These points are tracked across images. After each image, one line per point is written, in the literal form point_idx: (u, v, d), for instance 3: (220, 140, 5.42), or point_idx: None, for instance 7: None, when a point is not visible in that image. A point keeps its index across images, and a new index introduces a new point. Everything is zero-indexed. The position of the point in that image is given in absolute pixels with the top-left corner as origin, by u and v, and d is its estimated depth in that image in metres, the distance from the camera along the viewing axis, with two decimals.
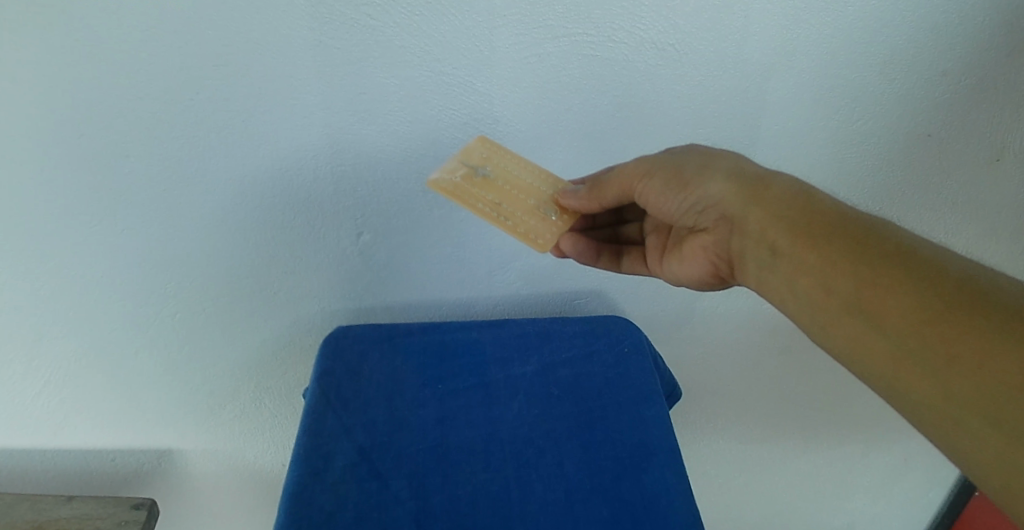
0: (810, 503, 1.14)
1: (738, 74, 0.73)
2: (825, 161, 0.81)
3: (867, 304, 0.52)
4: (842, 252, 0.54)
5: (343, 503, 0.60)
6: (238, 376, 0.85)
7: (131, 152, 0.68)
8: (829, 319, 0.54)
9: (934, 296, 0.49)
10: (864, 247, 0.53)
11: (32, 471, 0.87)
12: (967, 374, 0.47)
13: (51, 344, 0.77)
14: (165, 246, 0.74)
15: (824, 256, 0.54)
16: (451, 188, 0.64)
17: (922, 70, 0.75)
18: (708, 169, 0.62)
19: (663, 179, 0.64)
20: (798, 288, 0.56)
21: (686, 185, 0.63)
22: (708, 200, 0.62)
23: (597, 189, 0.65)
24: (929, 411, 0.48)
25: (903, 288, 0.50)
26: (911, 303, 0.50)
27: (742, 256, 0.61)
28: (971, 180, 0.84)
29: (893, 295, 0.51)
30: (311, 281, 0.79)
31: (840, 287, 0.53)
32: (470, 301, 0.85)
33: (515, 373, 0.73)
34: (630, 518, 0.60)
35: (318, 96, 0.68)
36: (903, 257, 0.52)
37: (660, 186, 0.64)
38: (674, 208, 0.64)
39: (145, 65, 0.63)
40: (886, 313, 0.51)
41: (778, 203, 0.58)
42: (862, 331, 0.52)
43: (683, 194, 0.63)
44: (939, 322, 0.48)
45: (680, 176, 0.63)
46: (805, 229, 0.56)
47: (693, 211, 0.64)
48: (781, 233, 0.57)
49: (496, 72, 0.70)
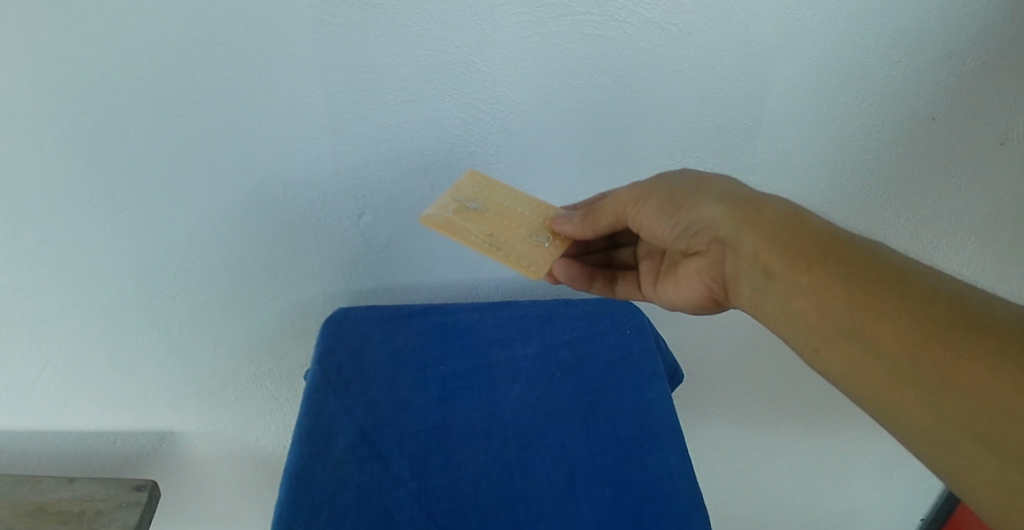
0: (814, 487, 1.14)
1: (746, 54, 0.72)
2: (834, 143, 0.80)
3: (859, 327, 0.50)
4: (835, 274, 0.52)
5: (344, 483, 0.60)
6: (239, 359, 0.84)
7: (131, 133, 0.67)
8: (822, 343, 0.53)
9: (923, 320, 0.48)
10: (855, 269, 0.52)
11: (37, 452, 0.87)
12: (956, 394, 0.46)
13: (52, 327, 0.77)
14: (166, 229, 0.73)
15: (816, 279, 0.53)
16: (442, 222, 0.64)
17: (935, 50, 0.74)
18: (700, 191, 0.62)
19: (656, 202, 0.63)
20: (792, 309, 0.54)
21: (679, 208, 0.62)
22: (700, 222, 0.61)
23: (592, 216, 0.66)
24: (925, 432, 0.47)
25: (896, 311, 0.49)
26: (901, 326, 0.49)
27: (735, 276, 0.59)
28: (975, 166, 0.83)
29: (887, 318, 0.49)
30: (308, 264, 0.79)
31: (832, 310, 0.52)
32: (471, 284, 0.84)
33: (518, 355, 0.72)
34: (632, 499, 0.60)
35: (318, 75, 0.67)
36: (895, 281, 0.51)
37: (654, 210, 0.63)
38: (667, 232, 0.64)
39: (143, 42, 0.62)
40: (879, 335, 0.49)
41: (769, 224, 0.57)
42: (855, 355, 0.51)
43: (676, 217, 0.62)
44: (931, 344, 0.47)
45: (675, 200, 0.62)
46: (798, 250, 0.55)
47: (686, 233, 0.63)
48: (772, 253, 0.56)
49: (500, 50, 0.69)
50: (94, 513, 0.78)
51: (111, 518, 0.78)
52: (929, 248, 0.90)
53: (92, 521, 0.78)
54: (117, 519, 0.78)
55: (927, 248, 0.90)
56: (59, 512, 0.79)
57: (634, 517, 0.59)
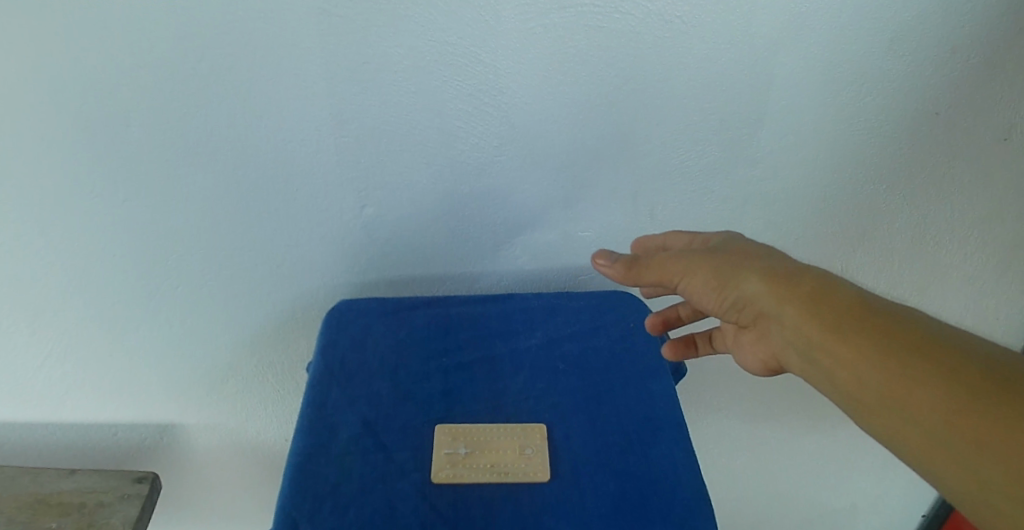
0: (819, 482, 1.13)
1: (751, 46, 0.72)
2: (840, 136, 0.79)
3: (892, 394, 0.51)
4: (870, 345, 0.52)
5: (348, 475, 0.59)
6: (241, 352, 0.84)
7: (132, 123, 0.67)
8: (864, 411, 0.53)
9: (956, 390, 0.49)
10: (898, 345, 0.52)
11: (39, 442, 0.88)
12: (988, 455, 0.47)
13: (54, 318, 0.77)
14: (168, 220, 0.73)
15: (861, 358, 0.52)
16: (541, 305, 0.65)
17: (942, 43, 0.73)
18: (741, 266, 0.59)
19: (702, 278, 0.60)
20: (835, 380, 0.54)
21: (724, 286, 0.59)
22: (744, 299, 0.59)
23: (635, 269, 0.63)
24: (971, 501, 0.49)
25: (940, 388, 0.50)
26: (934, 392, 0.50)
27: (783, 351, 0.58)
28: (980, 161, 0.83)
29: (921, 386, 0.50)
30: (310, 257, 0.78)
31: (878, 389, 0.52)
32: (474, 278, 0.83)
33: (522, 347, 0.72)
34: (637, 492, 0.60)
35: (321, 65, 0.66)
36: (924, 346, 0.51)
37: (699, 286, 0.60)
38: (713, 306, 0.61)
39: (145, 31, 0.62)
40: (913, 402, 0.50)
41: (813, 302, 0.55)
42: (896, 424, 0.51)
43: (722, 294, 0.59)
44: (968, 412, 0.48)
45: (719, 277, 0.59)
46: (837, 323, 0.54)
47: (733, 308, 0.60)
48: (819, 334, 0.54)
49: (504, 41, 0.68)
50: (96, 505, 0.78)
51: (113, 509, 0.78)
52: (940, 238, 0.89)
53: (95, 513, 0.78)
54: (119, 510, 0.78)
55: (936, 239, 0.89)
56: (60, 504, 0.79)
57: (638, 510, 0.59)
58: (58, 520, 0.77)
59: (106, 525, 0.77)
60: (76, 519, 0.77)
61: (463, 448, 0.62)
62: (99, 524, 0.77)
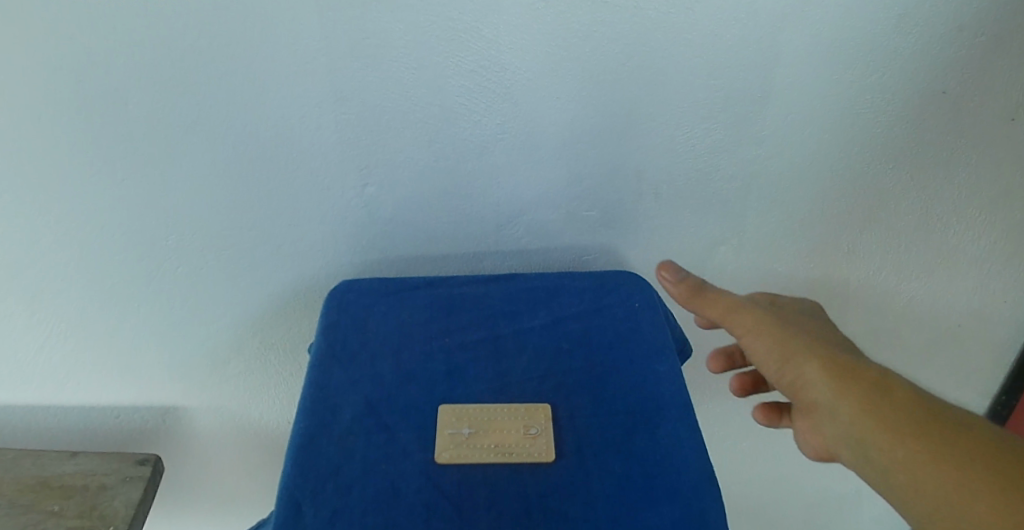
0: (826, 466, 1.12)
1: (757, 21, 0.70)
2: (848, 114, 0.77)
3: (920, 484, 0.54)
4: (912, 431, 0.55)
5: (350, 455, 0.59)
6: (241, 334, 0.83)
7: (129, 102, 0.66)
8: (895, 491, 0.55)
9: (1000, 466, 0.52)
10: (940, 439, 0.54)
11: (41, 425, 0.87)
12: None
13: (54, 299, 0.77)
14: (167, 200, 0.72)
15: (904, 453, 0.54)
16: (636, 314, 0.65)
17: (954, 17, 0.71)
18: (804, 349, 0.61)
19: (768, 344, 0.62)
20: (872, 456, 0.56)
21: (784, 363, 0.61)
22: (800, 381, 0.61)
23: (704, 299, 0.65)
24: None
25: (973, 475, 0.52)
26: (965, 482, 0.52)
27: (824, 434, 0.60)
28: (991, 139, 0.81)
29: (954, 475, 0.53)
30: (310, 238, 0.77)
31: (916, 481, 0.54)
32: (477, 259, 0.82)
33: (525, 327, 0.71)
34: (642, 473, 0.59)
35: (319, 41, 0.65)
36: (957, 426, 0.55)
37: (764, 354, 0.62)
38: (770, 376, 0.63)
39: (138, 7, 0.61)
40: (942, 499, 0.52)
41: (869, 394, 0.57)
42: (920, 506, 0.54)
43: (782, 369, 0.61)
44: (1003, 517, 0.50)
45: (783, 351, 0.61)
46: (887, 414, 0.56)
47: (785, 388, 0.62)
48: (869, 427, 0.56)
49: (506, 16, 0.67)
50: (98, 487, 0.78)
51: (116, 492, 0.78)
52: (946, 222, 0.87)
53: (97, 495, 0.78)
54: (121, 493, 0.78)
55: (942, 223, 0.88)
56: (62, 486, 0.78)
57: (643, 490, 0.58)
58: (60, 503, 0.77)
59: (108, 507, 0.76)
60: (78, 502, 0.77)
61: (467, 428, 0.61)
62: (102, 507, 0.77)
